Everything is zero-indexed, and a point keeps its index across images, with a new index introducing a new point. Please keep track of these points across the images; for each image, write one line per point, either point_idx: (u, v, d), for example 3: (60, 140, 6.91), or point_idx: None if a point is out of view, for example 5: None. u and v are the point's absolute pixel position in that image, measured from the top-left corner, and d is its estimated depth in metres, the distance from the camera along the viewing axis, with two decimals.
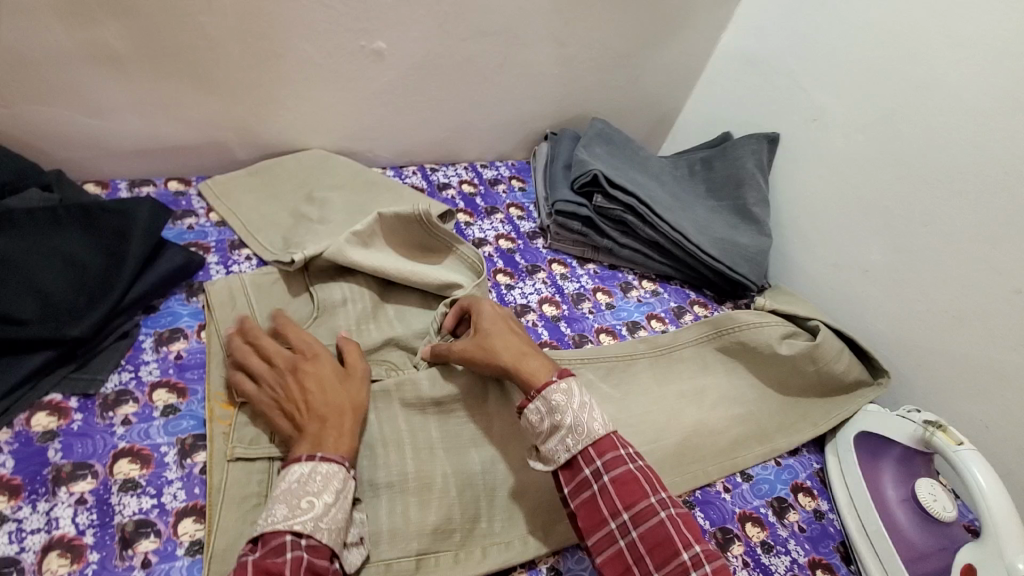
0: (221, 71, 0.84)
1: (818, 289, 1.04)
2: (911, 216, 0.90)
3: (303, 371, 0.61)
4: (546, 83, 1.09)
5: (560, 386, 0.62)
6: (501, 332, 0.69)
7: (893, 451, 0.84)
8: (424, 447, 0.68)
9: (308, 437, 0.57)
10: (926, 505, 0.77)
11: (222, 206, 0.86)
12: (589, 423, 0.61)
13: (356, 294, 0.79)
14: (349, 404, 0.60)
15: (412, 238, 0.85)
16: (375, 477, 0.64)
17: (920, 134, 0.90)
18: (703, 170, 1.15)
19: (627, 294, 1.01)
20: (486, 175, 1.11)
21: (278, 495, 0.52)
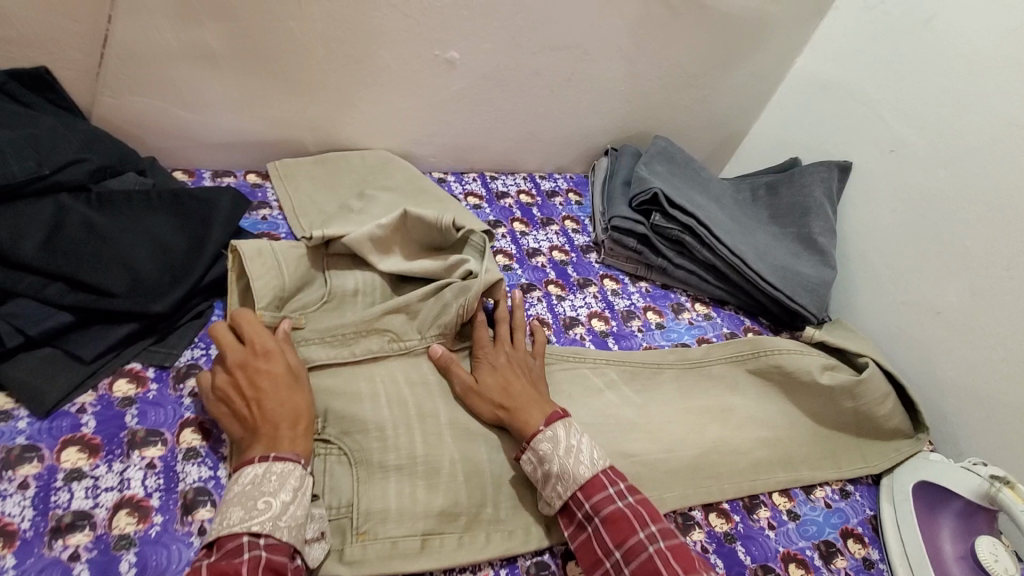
0: (305, 74, 0.89)
1: (887, 332, 0.93)
2: (993, 261, 0.82)
3: (251, 368, 0.59)
4: (609, 97, 1.08)
5: (547, 435, 0.62)
6: (500, 375, 0.70)
7: (955, 505, 0.72)
8: (433, 433, 0.67)
9: (260, 438, 0.55)
10: (987, 567, 0.66)
11: (284, 192, 0.90)
12: (575, 466, 0.60)
13: (370, 288, 0.78)
14: (298, 402, 0.59)
15: (430, 239, 0.81)
16: (385, 459, 0.63)
17: (1008, 173, 0.81)
18: (767, 194, 1.07)
19: (678, 315, 0.93)
20: (544, 186, 1.11)
21: (227, 501, 0.51)
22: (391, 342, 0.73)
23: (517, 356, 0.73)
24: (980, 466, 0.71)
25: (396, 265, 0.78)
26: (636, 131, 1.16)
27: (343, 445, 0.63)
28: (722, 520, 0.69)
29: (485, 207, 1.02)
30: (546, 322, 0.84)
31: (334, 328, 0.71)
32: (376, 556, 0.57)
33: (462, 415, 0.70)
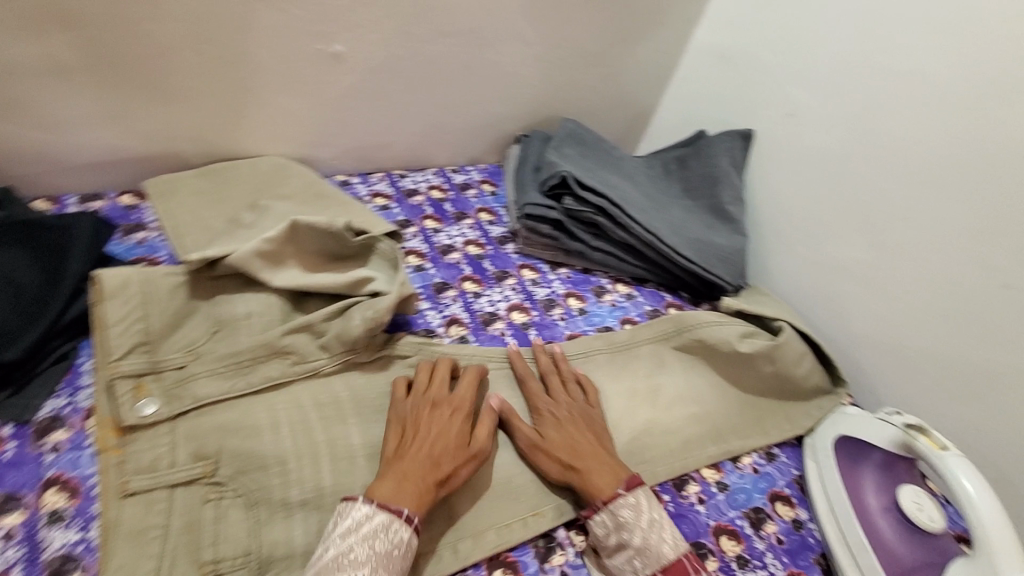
0: (175, 81, 0.82)
1: (801, 292, 0.95)
2: (890, 211, 0.84)
3: (442, 415, 0.64)
4: (511, 82, 1.05)
5: (628, 500, 0.61)
6: (566, 428, 0.68)
7: (875, 457, 0.73)
8: (344, 457, 0.62)
9: (392, 474, 0.58)
10: (911, 516, 0.66)
11: (162, 210, 0.82)
12: (658, 545, 0.59)
13: (265, 308, 0.71)
14: (450, 461, 0.60)
15: (329, 250, 0.76)
16: (288, 495, 0.58)
17: (897, 125, 0.83)
18: (678, 168, 1.07)
19: (600, 298, 0.92)
20: (456, 180, 1.08)
21: (368, 555, 0.51)
22: (294, 366, 0.68)
23: (580, 407, 0.71)
24: (896, 415, 0.72)
25: (291, 279, 0.72)
26: (546, 116, 1.14)
27: (240, 484, 0.58)
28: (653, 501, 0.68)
29: (394, 206, 0.97)
30: (463, 320, 0.81)
31: (228, 357, 0.66)
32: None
33: (375, 432, 0.65)
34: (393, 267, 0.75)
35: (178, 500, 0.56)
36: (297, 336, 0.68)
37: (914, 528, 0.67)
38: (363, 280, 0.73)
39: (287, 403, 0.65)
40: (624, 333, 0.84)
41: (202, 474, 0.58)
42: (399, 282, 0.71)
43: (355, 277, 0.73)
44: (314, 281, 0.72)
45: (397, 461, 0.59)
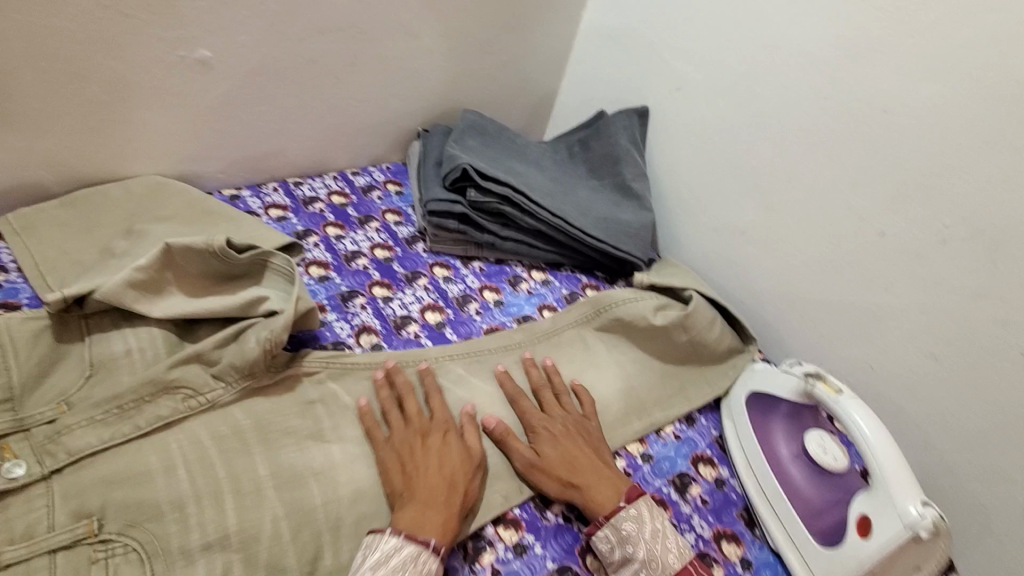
0: (17, 104, 0.73)
1: (707, 260, 0.99)
2: (774, 173, 0.88)
3: (435, 442, 0.63)
4: (403, 76, 1.02)
5: (629, 512, 0.63)
6: (564, 445, 0.68)
7: (781, 408, 0.77)
8: (250, 491, 0.58)
9: (413, 509, 0.58)
10: (818, 459, 0.70)
11: (19, 247, 0.73)
12: (664, 555, 0.61)
13: (147, 342, 0.65)
14: (464, 480, 0.61)
15: (216, 271, 0.71)
16: (188, 542, 0.54)
17: (773, 91, 0.87)
18: (581, 150, 1.08)
19: (516, 287, 0.91)
20: (358, 182, 1.03)
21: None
22: (187, 401, 0.62)
23: (577, 417, 0.72)
24: (796, 364, 0.76)
25: (174, 307, 0.66)
26: (445, 108, 1.11)
27: (132, 538, 0.53)
28: None
29: (291, 217, 0.92)
30: (374, 328, 0.78)
31: (109, 401, 0.59)
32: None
33: (283, 457, 0.61)
34: (289, 282, 0.70)
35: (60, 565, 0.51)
36: (188, 367, 0.63)
37: (819, 470, 0.71)
38: (255, 299, 0.68)
39: (181, 442, 0.60)
40: (547, 321, 0.84)
41: (85, 534, 0.53)
42: (295, 298, 0.67)
43: (247, 297, 0.68)
44: (201, 306, 0.67)
45: (413, 494, 0.59)
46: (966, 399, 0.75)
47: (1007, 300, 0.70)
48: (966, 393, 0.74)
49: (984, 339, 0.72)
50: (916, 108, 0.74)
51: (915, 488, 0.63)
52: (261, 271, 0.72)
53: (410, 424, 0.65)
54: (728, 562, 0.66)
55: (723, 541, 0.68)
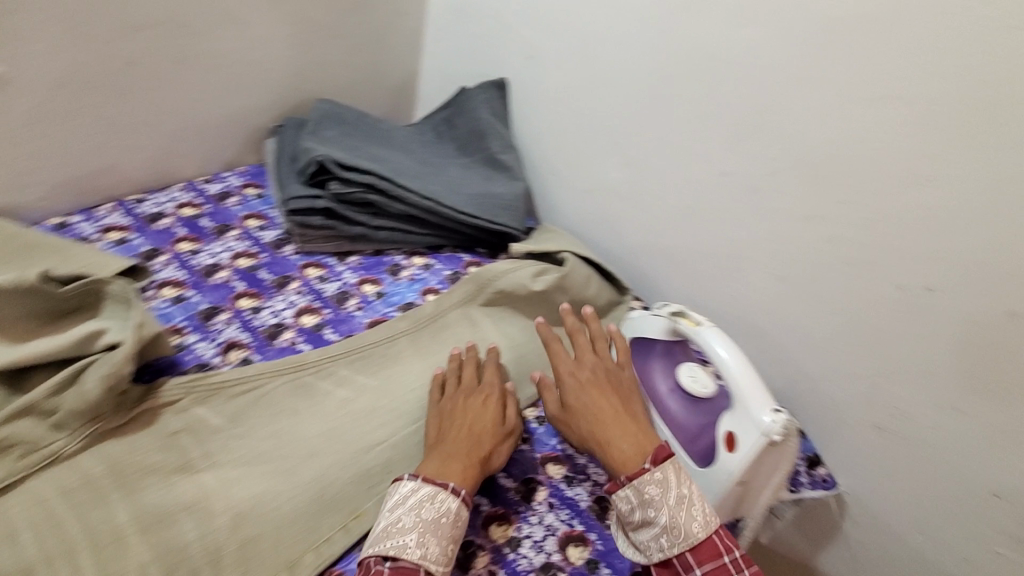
0: None
1: (583, 221, 1.02)
2: (627, 128, 0.91)
3: (475, 403, 0.68)
4: (243, 71, 0.95)
5: (654, 477, 0.59)
6: (591, 398, 0.67)
7: (656, 348, 0.81)
8: (110, 541, 0.53)
9: (436, 458, 0.62)
10: (688, 388, 0.75)
11: None
12: (688, 524, 0.58)
13: None
14: (489, 440, 0.65)
15: (38, 310, 0.63)
16: None
17: (613, 49, 0.89)
18: (448, 129, 1.07)
19: (397, 276, 0.89)
20: (211, 191, 0.96)
21: (414, 522, 0.55)
22: (23, 459, 0.55)
23: (604, 370, 0.70)
24: (663, 306, 0.82)
25: None
26: (299, 100, 1.05)
27: None
28: None
29: (134, 237, 0.83)
30: (243, 342, 0.73)
31: None
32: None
33: (147, 498, 0.56)
34: (128, 309, 0.64)
35: None
36: (19, 423, 0.56)
37: (694, 398, 0.76)
38: (90, 332, 0.61)
39: (20, 504, 0.53)
40: (430, 305, 0.82)
41: None
42: (134, 324, 0.61)
43: (81, 331, 0.61)
44: (23, 351, 0.59)
45: (439, 447, 0.63)
46: (817, 314, 0.81)
47: (835, 218, 0.75)
48: (816, 309, 0.81)
49: (823, 257, 0.78)
50: (734, 52, 0.78)
51: (767, 399, 0.68)
52: (96, 301, 0.65)
53: (452, 392, 0.70)
54: None
55: None
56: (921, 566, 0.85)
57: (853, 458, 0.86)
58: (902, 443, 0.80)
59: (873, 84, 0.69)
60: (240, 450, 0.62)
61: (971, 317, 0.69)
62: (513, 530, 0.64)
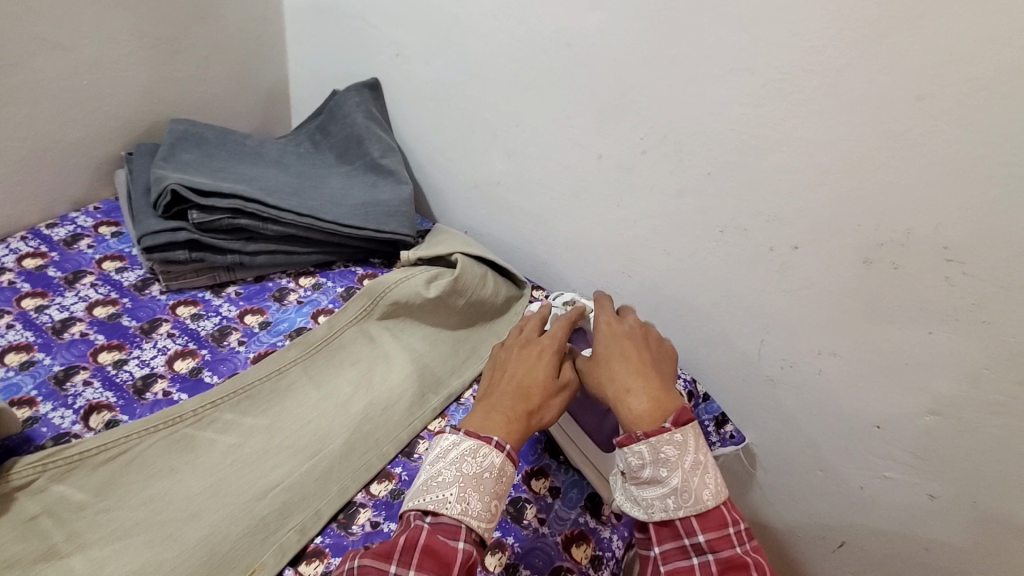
0: None
1: (477, 217, 1.01)
2: (505, 120, 0.90)
3: (530, 354, 0.67)
4: (74, 99, 0.84)
5: (673, 438, 0.57)
6: (624, 355, 0.66)
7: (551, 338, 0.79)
8: None
9: (486, 409, 0.61)
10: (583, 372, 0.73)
11: None
12: (699, 489, 0.57)
13: None
14: (540, 394, 0.63)
15: None
16: None
17: (478, 41, 0.86)
18: (324, 137, 1.01)
19: (284, 301, 0.84)
20: (57, 236, 0.85)
21: (455, 476, 0.55)
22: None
23: (639, 334, 0.69)
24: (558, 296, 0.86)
25: None
26: (151, 123, 0.95)
27: None
28: (386, 483, 0.68)
29: None
30: (108, 401, 0.66)
31: None
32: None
33: None
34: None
35: None
36: None
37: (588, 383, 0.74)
38: None
39: None
40: (321, 328, 0.78)
41: None
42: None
43: None
44: None
45: (489, 398, 0.63)
46: (703, 282, 0.84)
47: (705, 190, 0.78)
48: (702, 278, 0.84)
49: (702, 229, 0.81)
50: (590, 36, 0.78)
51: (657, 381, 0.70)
52: None
53: (505, 348, 0.70)
54: (539, 497, 0.69)
55: (533, 479, 0.71)
56: (822, 497, 0.92)
57: (753, 409, 0.91)
58: (791, 391, 0.86)
59: (719, 59, 0.70)
60: (112, 525, 0.56)
61: (832, 270, 0.74)
62: None
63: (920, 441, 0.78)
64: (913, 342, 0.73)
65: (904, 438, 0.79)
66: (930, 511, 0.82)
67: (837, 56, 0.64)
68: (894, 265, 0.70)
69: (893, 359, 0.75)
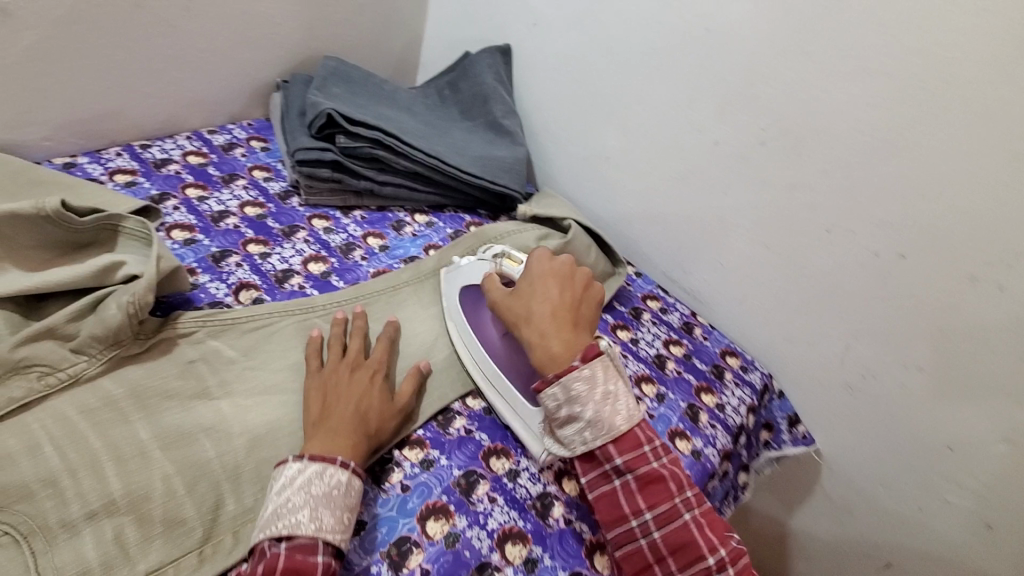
0: None
1: (580, 187, 1.06)
2: (628, 98, 0.94)
3: (361, 379, 0.63)
4: (251, 22, 0.94)
5: (582, 373, 0.60)
6: (540, 296, 0.68)
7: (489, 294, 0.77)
8: (132, 455, 0.54)
9: (322, 433, 0.57)
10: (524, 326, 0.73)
11: None
12: (611, 416, 0.60)
13: None
14: (377, 418, 0.61)
15: (54, 240, 0.64)
16: (68, 515, 0.50)
17: (617, 20, 0.92)
18: (452, 93, 1.09)
19: (400, 231, 0.92)
20: (216, 142, 0.96)
21: (304, 498, 0.51)
22: (44, 378, 0.57)
23: (561, 270, 0.71)
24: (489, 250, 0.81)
25: (12, 284, 0.59)
26: (304, 57, 1.05)
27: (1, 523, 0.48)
28: (480, 399, 0.73)
29: (142, 181, 0.84)
30: (254, 284, 0.76)
31: None
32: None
33: (167, 420, 0.58)
34: (147, 244, 0.65)
35: None
36: (39, 344, 0.57)
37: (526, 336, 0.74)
38: (110, 266, 0.62)
39: (46, 419, 0.55)
40: (433, 259, 0.86)
41: None
42: (154, 257, 0.62)
43: (98, 265, 0.62)
44: (44, 280, 0.61)
45: (325, 422, 0.58)
46: (796, 279, 0.87)
47: (818, 187, 0.80)
48: (796, 275, 0.86)
49: (807, 226, 0.83)
50: (731, 25, 0.82)
51: None
52: (110, 236, 0.66)
53: (320, 364, 0.65)
54: None
55: None
56: (877, 516, 0.92)
57: (823, 414, 0.91)
58: (866, 400, 0.86)
59: (858, 59, 0.73)
60: (255, 381, 0.65)
61: (935, 283, 0.75)
62: (512, 462, 0.67)
63: (990, 470, 0.78)
64: (1008, 364, 0.73)
65: (977, 464, 0.79)
66: (988, 544, 0.81)
67: (982, 68, 0.66)
68: (1001, 285, 0.71)
69: (981, 381, 0.76)
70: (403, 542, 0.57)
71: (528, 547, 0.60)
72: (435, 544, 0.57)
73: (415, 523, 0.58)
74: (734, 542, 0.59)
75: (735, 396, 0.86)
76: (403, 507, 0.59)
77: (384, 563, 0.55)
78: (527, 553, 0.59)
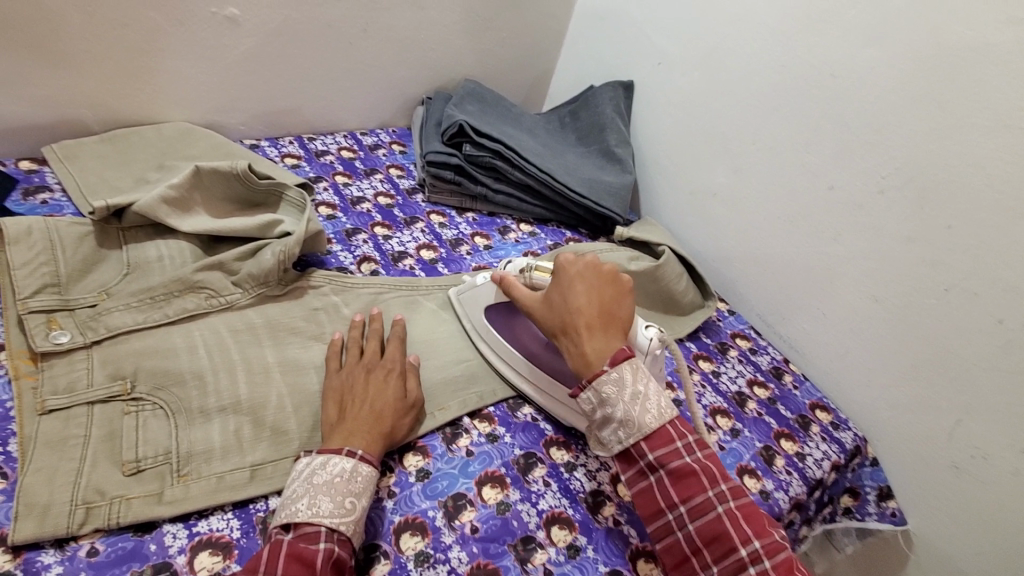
0: (78, 46, 0.81)
1: (682, 221, 1.09)
2: (742, 138, 0.96)
3: (376, 379, 0.64)
4: (412, 45, 1.10)
5: (611, 376, 0.58)
6: (576, 289, 0.65)
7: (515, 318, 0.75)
8: (259, 372, 0.66)
9: (338, 433, 0.58)
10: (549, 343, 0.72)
11: (64, 170, 0.81)
12: (641, 415, 0.57)
13: (179, 253, 0.74)
14: (391, 416, 0.61)
15: (235, 196, 0.79)
16: (206, 404, 0.61)
17: (741, 63, 0.96)
18: (572, 121, 1.18)
19: (505, 236, 1.01)
20: (365, 142, 1.13)
21: (305, 487, 0.53)
22: (208, 300, 0.70)
23: (592, 272, 0.67)
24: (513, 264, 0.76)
25: (200, 224, 0.74)
26: (449, 79, 1.20)
27: (159, 397, 0.60)
28: None
29: (304, 164, 1.01)
30: (374, 258, 0.87)
31: (144, 291, 0.68)
32: (202, 492, 0.56)
33: (289, 351, 0.69)
34: (301, 211, 0.79)
35: (98, 416, 0.57)
36: (210, 273, 0.71)
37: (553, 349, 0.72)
38: (272, 223, 0.77)
39: (205, 329, 0.68)
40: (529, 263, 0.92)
41: (120, 392, 0.59)
42: (306, 219, 0.76)
43: (263, 220, 0.76)
44: (223, 225, 0.76)
45: (340, 423, 0.59)
46: (906, 339, 0.81)
47: (940, 244, 0.76)
48: (905, 335, 0.81)
49: (922, 283, 0.78)
50: (858, 72, 0.82)
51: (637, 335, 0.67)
52: (275, 199, 0.81)
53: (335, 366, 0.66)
54: None
55: None
56: None
57: (925, 493, 0.82)
58: (978, 487, 0.77)
59: (995, 113, 0.70)
60: None
61: None
62: (571, 455, 0.69)
63: None
64: None
65: None
66: None
67: None
68: None
69: None
70: (460, 497, 0.62)
71: (574, 534, 0.62)
72: (488, 507, 0.62)
73: (473, 484, 0.63)
74: (774, 536, 0.52)
75: (820, 450, 0.81)
76: (465, 468, 0.65)
77: (440, 510, 0.60)
78: (572, 540, 0.61)
